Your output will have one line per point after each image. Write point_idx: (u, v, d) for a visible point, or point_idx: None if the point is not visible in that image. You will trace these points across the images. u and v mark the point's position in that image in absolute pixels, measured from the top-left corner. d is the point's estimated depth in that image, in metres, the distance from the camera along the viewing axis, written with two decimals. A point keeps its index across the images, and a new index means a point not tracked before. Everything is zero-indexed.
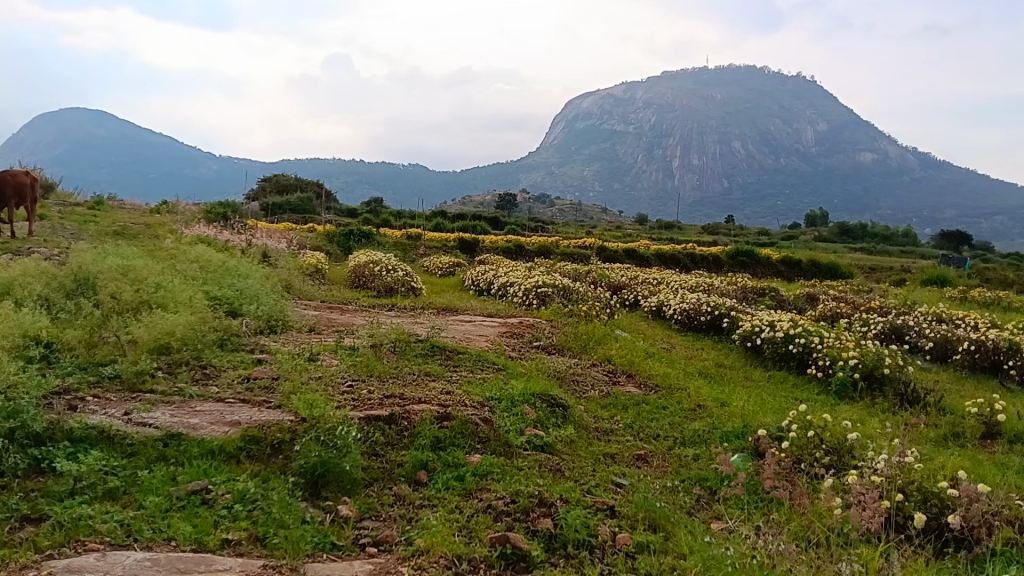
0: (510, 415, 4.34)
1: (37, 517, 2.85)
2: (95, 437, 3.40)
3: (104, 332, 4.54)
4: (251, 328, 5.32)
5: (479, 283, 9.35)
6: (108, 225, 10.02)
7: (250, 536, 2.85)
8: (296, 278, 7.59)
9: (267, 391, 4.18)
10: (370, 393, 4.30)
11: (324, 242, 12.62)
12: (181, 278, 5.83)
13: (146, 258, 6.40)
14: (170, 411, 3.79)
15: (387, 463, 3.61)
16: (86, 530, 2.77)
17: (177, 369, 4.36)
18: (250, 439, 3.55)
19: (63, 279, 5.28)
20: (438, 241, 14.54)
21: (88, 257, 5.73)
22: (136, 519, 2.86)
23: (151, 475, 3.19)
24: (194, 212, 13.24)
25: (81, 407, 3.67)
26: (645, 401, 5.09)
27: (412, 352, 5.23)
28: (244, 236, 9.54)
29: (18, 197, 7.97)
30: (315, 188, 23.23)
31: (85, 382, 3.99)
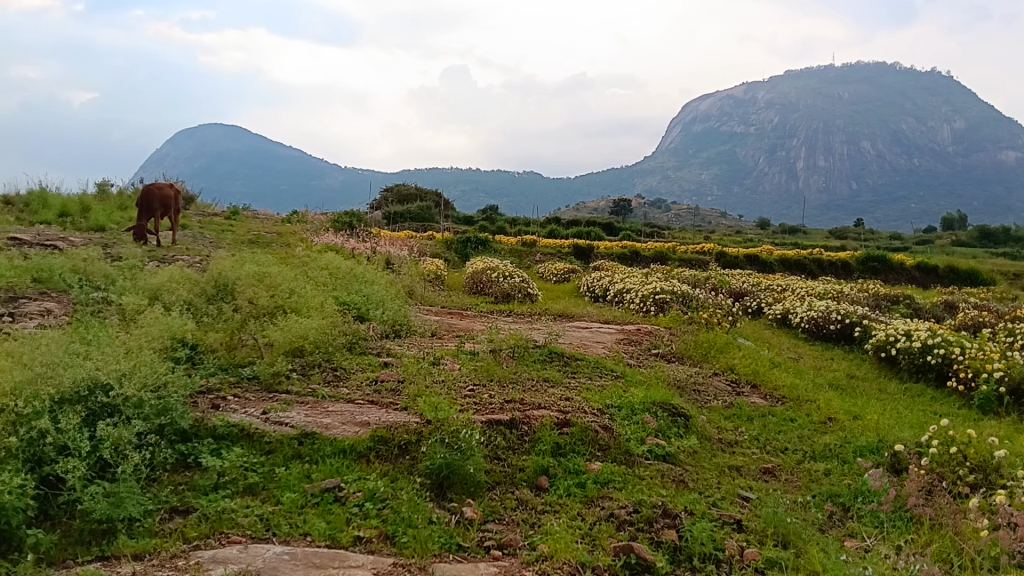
0: (630, 423, 4.28)
1: (185, 509, 3.03)
2: (236, 434, 3.59)
3: (243, 335, 4.79)
4: (377, 332, 5.49)
5: (595, 289, 9.31)
6: (244, 234, 10.59)
7: (381, 534, 2.93)
8: (418, 284, 7.78)
9: (394, 394, 4.30)
10: (492, 398, 4.34)
11: (443, 249, 12.89)
12: (311, 284, 6.08)
13: (279, 265, 6.72)
14: (304, 411, 3.95)
15: (510, 467, 3.63)
16: (229, 523, 2.92)
17: (310, 370, 4.55)
18: (379, 439, 3.66)
19: (204, 286, 5.61)
20: (553, 248, 14.57)
21: (227, 265, 6.06)
22: (275, 514, 3.00)
23: (287, 472, 3.34)
24: (321, 221, 13.81)
25: (223, 405, 3.89)
26: (772, 413, 4.91)
27: (530, 358, 5.25)
28: (367, 244, 9.86)
29: (164, 208, 8.52)
30: (434, 194, 23.83)
31: (226, 382, 4.22)
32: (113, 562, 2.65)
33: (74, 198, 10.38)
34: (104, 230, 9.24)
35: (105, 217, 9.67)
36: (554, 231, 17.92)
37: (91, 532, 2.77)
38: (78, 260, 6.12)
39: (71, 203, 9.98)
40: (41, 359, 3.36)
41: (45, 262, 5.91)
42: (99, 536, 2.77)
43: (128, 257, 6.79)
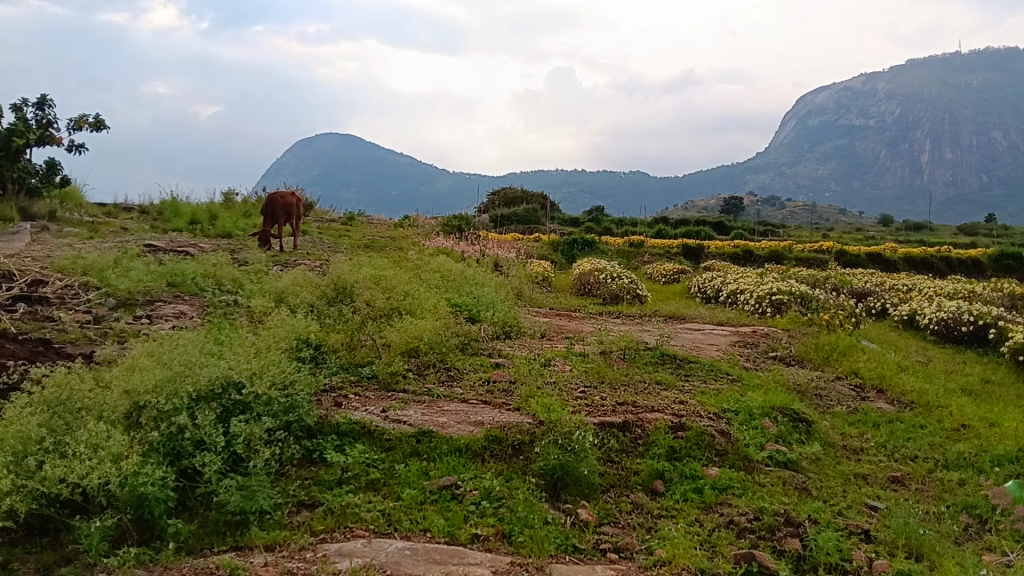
0: (749, 429, 4.16)
1: (311, 503, 3.15)
2: (358, 431, 3.70)
3: (361, 336, 4.95)
4: (488, 333, 5.56)
5: (706, 290, 9.12)
6: (359, 239, 10.94)
7: (498, 532, 2.96)
8: (526, 286, 7.83)
9: (506, 394, 4.34)
10: (603, 400, 4.31)
11: (550, 251, 12.93)
12: (425, 287, 6.23)
13: (394, 268, 6.91)
14: (421, 410, 4.04)
15: (624, 470, 3.59)
16: (353, 517, 3.03)
17: (425, 370, 4.65)
18: (493, 438, 3.70)
19: (324, 288, 5.83)
20: (662, 248, 14.38)
21: (344, 268, 6.29)
22: (396, 510, 3.09)
23: (407, 469, 3.44)
24: (431, 225, 14.12)
25: (345, 403, 4.03)
26: (900, 419, 4.68)
27: (642, 360, 5.19)
28: (477, 247, 10.00)
29: (287, 215, 8.89)
30: (540, 197, 23.94)
31: (346, 381, 4.37)
32: (247, 551, 2.79)
33: (203, 207, 11.01)
34: (231, 236, 9.76)
35: (231, 224, 10.20)
36: (662, 232, 17.67)
37: (226, 523, 2.91)
38: (208, 265, 6.48)
39: (200, 211, 10.59)
40: (180, 358, 3.56)
41: (178, 267, 6.29)
42: (233, 527, 2.92)
43: (253, 262, 7.13)
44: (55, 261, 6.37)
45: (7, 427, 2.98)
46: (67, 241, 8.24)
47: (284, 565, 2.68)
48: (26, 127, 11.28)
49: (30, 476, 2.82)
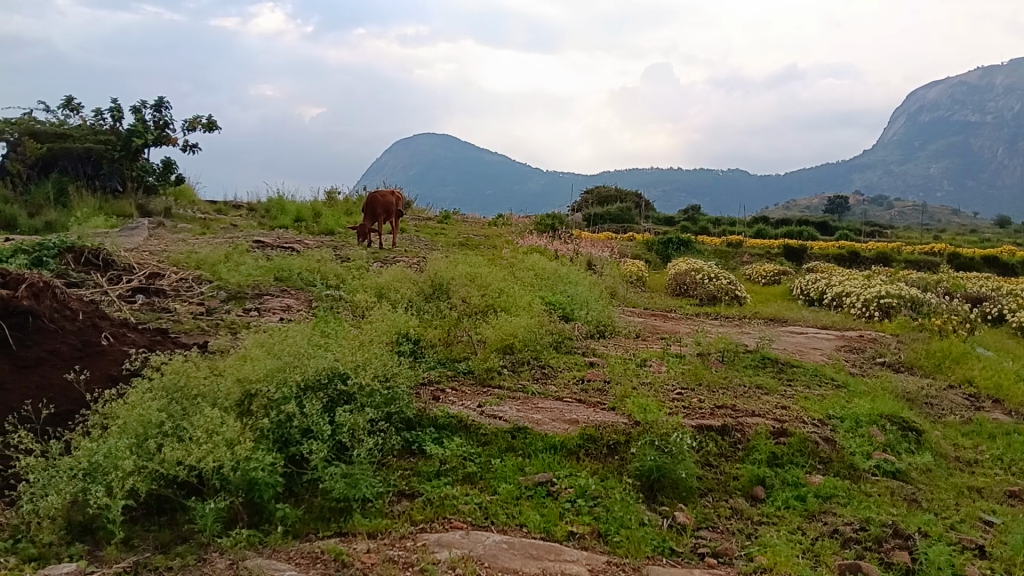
0: (855, 436, 4.02)
1: (411, 493, 3.25)
2: (455, 425, 3.79)
3: (458, 332, 5.04)
4: (582, 332, 5.55)
5: (809, 292, 8.84)
6: (455, 237, 11.10)
7: (593, 531, 2.96)
8: (620, 285, 7.79)
9: (601, 393, 4.33)
10: (701, 402, 4.25)
11: (644, 250, 12.80)
12: (519, 284, 6.28)
13: (489, 266, 6.99)
14: (516, 406, 4.08)
15: (723, 475, 3.53)
16: (451, 509, 3.10)
17: (520, 367, 4.69)
18: (588, 437, 3.69)
19: (422, 284, 5.97)
20: (762, 248, 14.02)
21: (441, 266, 6.41)
22: (492, 504, 3.13)
23: (503, 463, 3.48)
24: (525, 224, 14.19)
25: (442, 397, 4.11)
26: (1019, 431, 4.43)
27: (742, 363, 5.08)
28: (571, 246, 9.99)
29: (387, 214, 9.13)
30: (634, 195, 23.72)
31: (443, 375, 4.45)
32: (350, 538, 2.89)
33: (306, 205, 11.41)
34: (332, 233, 10.06)
35: (334, 222, 10.52)
36: (761, 232, 17.22)
37: (331, 509, 3.03)
38: (313, 261, 6.73)
39: (304, 209, 10.97)
40: (289, 349, 3.72)
41: (285, 263, 6.54)
42: (337, 513, 3.03)
43: (354, 258, 7.34)
44: (172, 255, 6.73)
45: (131, 410, 3.16)
46: (182, 236, 8.68)
47: (386, 552, 2.76)
48: (145, 128, 11.94)
49: (150, 457, 2.99)
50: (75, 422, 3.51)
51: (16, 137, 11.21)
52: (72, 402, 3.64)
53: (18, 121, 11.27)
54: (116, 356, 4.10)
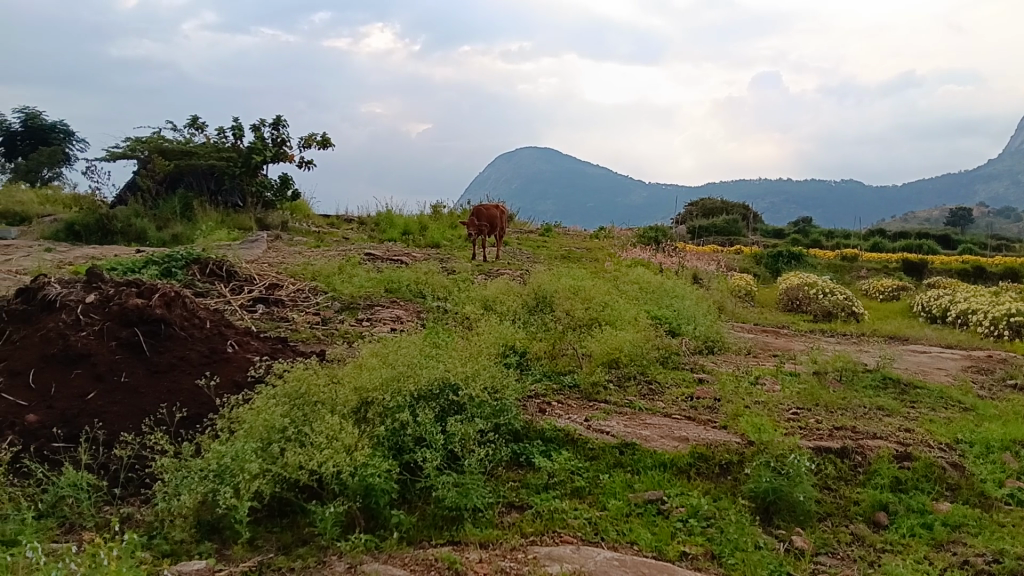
0: (985, 463, 3.79)
1: (520, 505, 3.27)
2: (562, 438, 3.80)
3: (563, 345, 5.07)
4: (690, 347, 5.47)
5: (931, 309, 8.42)
6: (557, 250, 11.14)
7: (707, 552, 2.90)
8: (729, 300, 7.64)
9: (711, 411, 4.26)
10: (819, 423, 4.11)
11: (753, 264, 12.50)
12: (624, 298, 6.25)
13: (594, 279, 6.99)
14: (623, 421, 4.06)
15: (841, 499, 3.40)
16: (561, 523, 3.10)
17: (626, 382, 4.65)
18: (699, 456, 3.64)
19: (526, 297, 6.03)
20: (878, 263, 13.46)
21: (545, 279, 6.46)
22: (602, 520, 3.12)
23: (611, 479, 3.46)
24: (628, 237, 14.11)
25: (549, 410, 4.13)
26: None
27: (860, 383, 4.88)
28: (676, 259, 9.86)
29: (490, 225, 9.25)
30: (741, 207, 23.23)
31: (549, 388, 4.47)
32: (462, 547, 2.93)
33: (413, 219, 11.70)
34: (438, 246, 10.26)
35: (439, 234, 10.73)
36: (876, 245, 16.52)
37: (443, 518, 3.10)
38: (420, 273, 6.90)
39: (412, 222, 11.26)
40: (402, 360, 3.87)
41: (393, 275, 6.74)
42: (449, 522, 3.09)
43: (460, 271, 7.48)
44: (289, 268, 7.03)
45: (257, 415, 3.32)
46: (298, 249, 9.05)
47: (498, 564, 2.78)
48: (264, 145, 12.49)
49: (273, 461, 3.13)
50: (204, 426, 3.69)
51: (146, 154, 12.05)
52: (201, 406, 3.84)
53: (149, 139, 12.03)
54: (240, 363, 4.31)
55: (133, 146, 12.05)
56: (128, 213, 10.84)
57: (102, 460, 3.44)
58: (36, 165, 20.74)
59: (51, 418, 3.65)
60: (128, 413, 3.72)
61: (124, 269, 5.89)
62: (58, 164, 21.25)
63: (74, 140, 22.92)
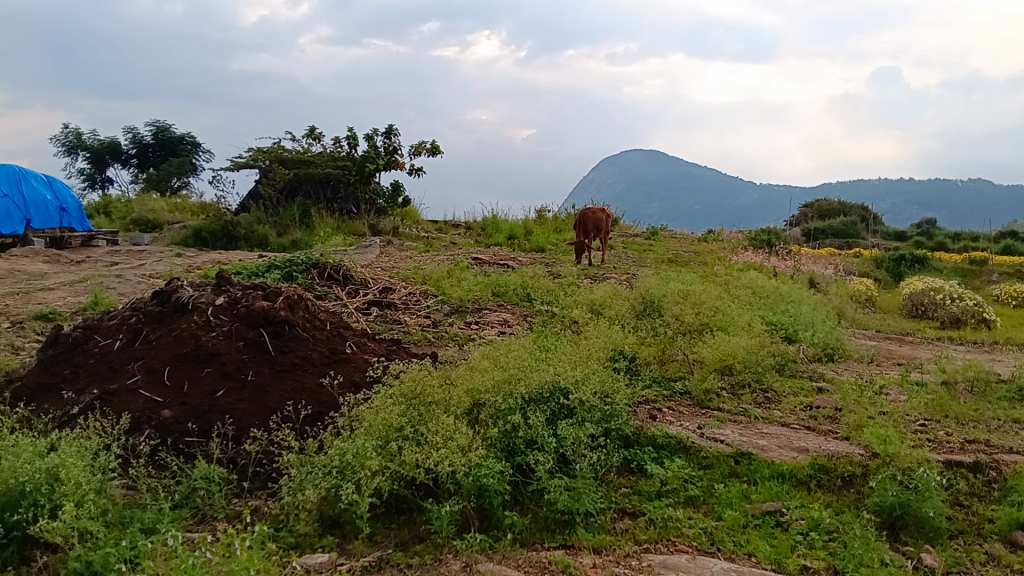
0: None
1: (633, 511, 3.24)
2: (674, 445, 3.77)
3: (673, 351, 5.00)
4: (808, 354, 5.29)
5: None
6: (665, 253, 10.99)
7: (829, 567, 2.80)
8: (848, 306, 7.36)
9: (832, 422, 4.12)
10: (949, 436, 3.91)
11: (872, 268, 11.97)
12: (737, 303, 6.11)
13: (705, 283, 6.87)
14: (738, 430, 3.98)
15: (974, 516, 3.22)
16: (675, 531, 3.06)
17: (740, 390, 4.54)
18: (819, 468, 3.54)
19: (634, 302, 6.00)
20: (1010, 267, 12.63)
21: (653, 283, 6.40)
22: (718, 530, 3.06)
23: (727, 489, 3.40)
24: (739, 241, 13.78)
25: (660, 416, 4.09)
26: None
27: (995, 394, 4.60)
28: (791, 263, 9.55)
29: (597, 230, 9.24)
30: (859, 208, 22.30)
31: (660, 395, 4.42)
32: (575, 551, 2.94)
33: (519, 223, 11.81)
34: (544, 250, 10.32)
35: (544, 239, 10.78)
36: (1007, 248, 15.52)
37: (556, 521, 3.12)
38: (527, 277, 6.98)
39: (517, 227, 11.38)
40: (513, 364, 3.93)
41: (501, 280, 6.84)
42: (562, 526, 3.11)
43: (567, 275, 7.51)
44: (401, 272, 7.24)
45: (376, 414, 3.44)
46: (409, 254, 9.27)
47: (612, 569, 2.78)
48: (376, 153, 12.92)
49: (392, 459, 3.23)
50: (326, 423, 3.86)
51: (267, 163, 12.66)
52: (323, 404, 4.01)
53: (270, 149, 12.64)
54: (358, 364, 4.47)
55: (255, 156, 12.69)
56: (251, 219, 11.38)
57: (231, 454, 3.63)
58: (166, 175, 22.11)
59: (184, 413, 3.87)
60: (255, 410, 3.91)
61: (248, 273, 6.21)
62: (186, 174, 22.49)
63: (200, 151, 24.28)
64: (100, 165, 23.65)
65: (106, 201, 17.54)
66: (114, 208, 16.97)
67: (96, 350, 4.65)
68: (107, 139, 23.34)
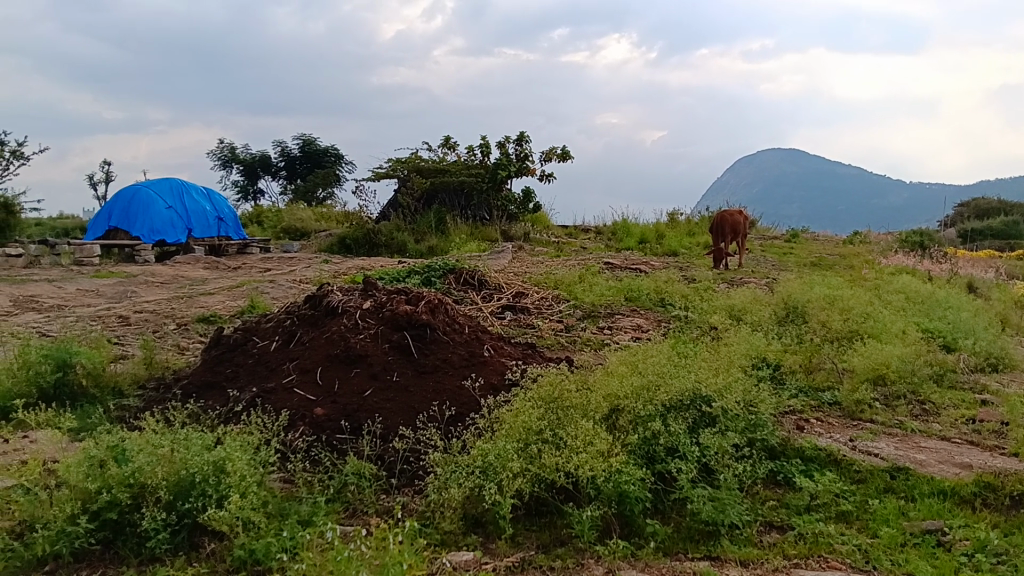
0: None
1: (780, 525, 3.16)
2: (823, 458, 3.64)
3: (821, 359, 4.85)
4: (969, 364, 4.96)
5: None
6: (806, 257, 10.58)
7: None
8: (1014, 312, 6.83)
9: (999, 437, 3.86)
10: None
11: None
12: (889, 309, 5.82)
13: (852, 288, 6.59)
14: (894, 444, 3.80)
15: None
16: (826, 547, 2.95)
17: (894, 402, 4.32)
18: (985, 486, 3.32)
19: (777, 309, 5.83)
20: None
21: (796, 288, 6.20)
22: (874, 547, 2.92)
23: (882, 505, 3.24)
24: (886, 243, 13.07)
25: (808, 428, 3.96)
26: None
27: None
28: (947, 266, 8.98)
29: (734, 233, 8.99)
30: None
31: (808, 405, 4.27)
32: (721, 563, 2.88)
33: (650, 228, 11.71)
34: (677, 254, 10.16)
35: (677, 243, 10.63)
36: None
37: (700, 531, 3.07)
38: (661, 282, 6.92)
39: (649, 231, 11.29)
40: (654, 370, 3.91)
41: (635, 284, 6.82)
42: (706, 536, 3.05)
43: (702, 280, 7.38)
44: (533, 277, 7.35)
45: (516, 417, 3.52)
46: (541, 259, 9.38)
47: None
48: (508, 160, 13.14)
49: (532, 461, 3.29)
50: (468, 424, 3.97)
51: (405, 173, 13.14)
52: (464, 406, 4.13)
53: (408, 160, 13.13)
54: (497, 367, 4.58)
55: (394, 166, 13.20)
56: (390, 227, 11.84)
57: (379, 452, 3.79)
58: (312, 186, 23.29)
59: (335, 411, 4.08)
60: (401, 410, 4.07)
61: (390, 278, 6.47)
62: (330, 184, 23.61)
63: (343, 162, 25.45)
64: (252, 177, 25.20)
65: (257, 211, 18.71)
66: (265, 218, 18.08)
67: (254, 350, 4.98)
68: (259, 153, 24.86)
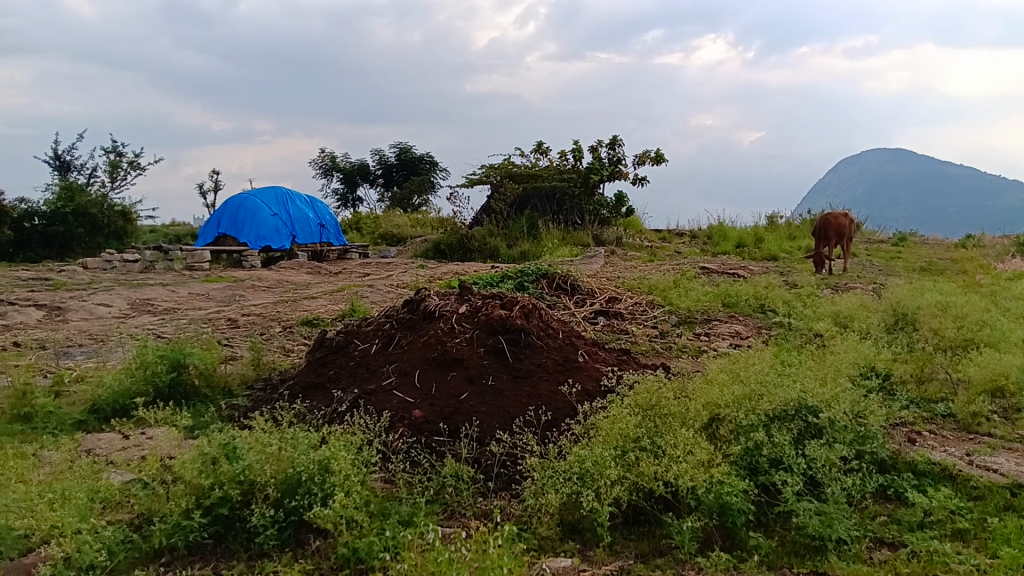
0: None
1: (892, 542, 3.03)
2: (938, 473, 3.49)
3: (933, 369, 4.64)
4: None
5: None
6: (915, 261, 10.13)
7: None
8: None
9: None
10: None
11: None
12: (1008, 316, 5.51)
13: (966, 294, 6.27)
14: (1015, 459, 3.60)
15: None
16: (942, 566, 2.81)
17: (1016, 414, 4.08)
18: None
19: (884, 316, 5.61)
20: None
21: (905, 295, 5.95)
22: (994, 568, 2.77)
23: (1003, 523, 3.07)
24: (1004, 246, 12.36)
25: (920, 441, 3.80)
26: None
27: None
28: None
29: (838, 237, 8.69)
30: None
31: (919, 417, 4.10)
32: None
33: (748, 231, 11.44)
34: (776, 259, 9.90)
35: (776, 247, 10.35)
36: None
37: (806, 546, 2.98)
38: (760, 288, 6.77)
39: (747, 235, 11.06)
40: (756, 378, 3.84)
41: (733, 290, 6.69)
42: (812, 551, 2.97)
43: (804, 285, 7.18)
44: (627, 282, 7.31)
45: (613, 424, 3.51)
46: (634, 264, 9.32)
47: None
48: (601, 165, 13.11)
49: (631, 469, 3.27)
50: (564, 430, 3.98)
51: (498, 179, 13.28)
52: (561, 411, 4.14)
53: (501, 166, 13.26)
54: (592, 373, 4.58)
55: (488, 172, 13.36)
56: (483, 232, 12.00)
57: (477, 454, 3.85)
58: (408, 193, 23.81)
59: (433, 414, 4.16)
60: (498, 414, 4.12)
61: (485, 283, 6.56)
62: (426, 192, 24.10)
63: (438, 169, 25.92)
64: (352, 185, 25.97)
65: (356, 218, 19.28)
66: (364, 224, 18.60)
67: (355, 353, 5.13)
68: (358, 161, 25.61)
